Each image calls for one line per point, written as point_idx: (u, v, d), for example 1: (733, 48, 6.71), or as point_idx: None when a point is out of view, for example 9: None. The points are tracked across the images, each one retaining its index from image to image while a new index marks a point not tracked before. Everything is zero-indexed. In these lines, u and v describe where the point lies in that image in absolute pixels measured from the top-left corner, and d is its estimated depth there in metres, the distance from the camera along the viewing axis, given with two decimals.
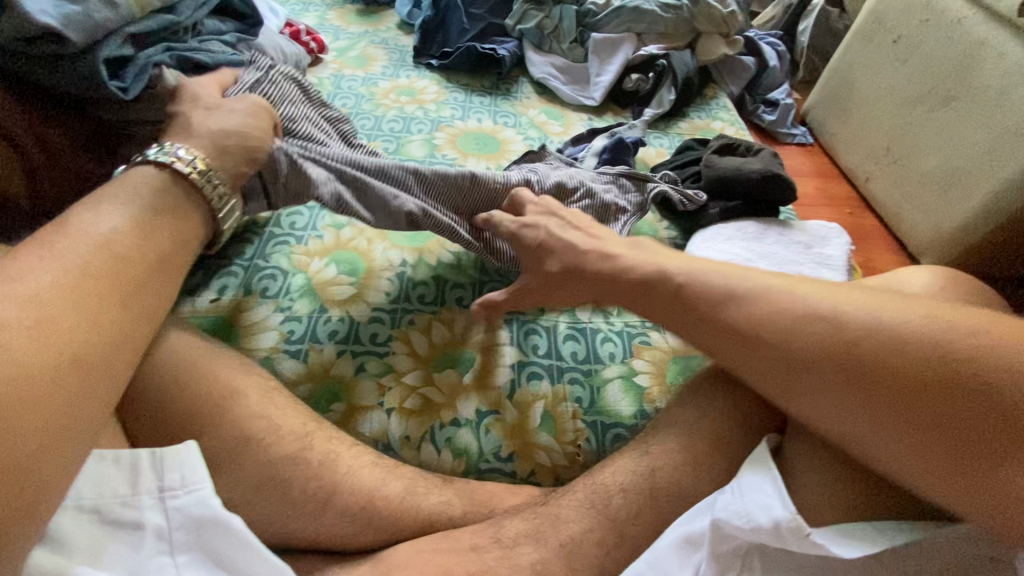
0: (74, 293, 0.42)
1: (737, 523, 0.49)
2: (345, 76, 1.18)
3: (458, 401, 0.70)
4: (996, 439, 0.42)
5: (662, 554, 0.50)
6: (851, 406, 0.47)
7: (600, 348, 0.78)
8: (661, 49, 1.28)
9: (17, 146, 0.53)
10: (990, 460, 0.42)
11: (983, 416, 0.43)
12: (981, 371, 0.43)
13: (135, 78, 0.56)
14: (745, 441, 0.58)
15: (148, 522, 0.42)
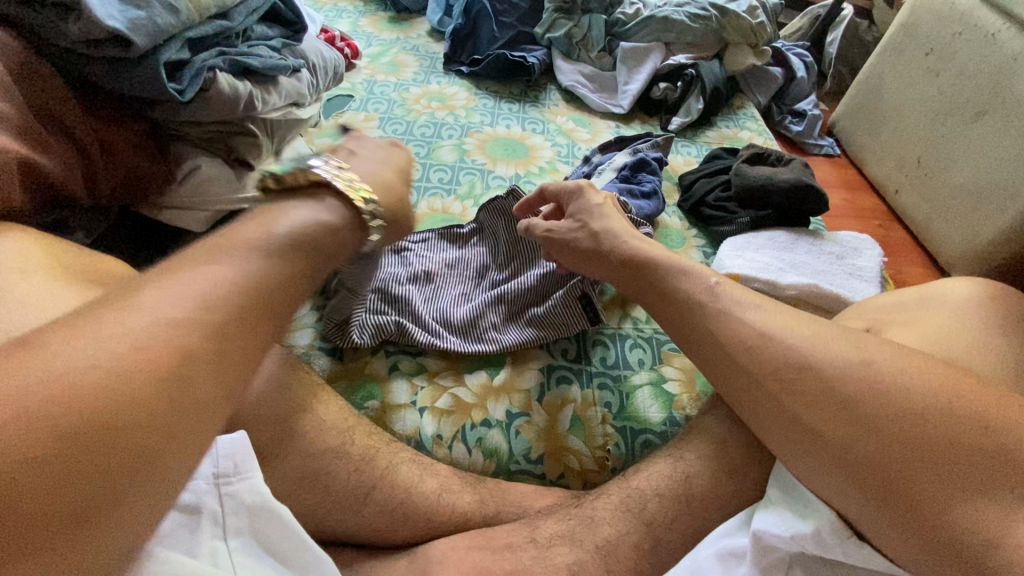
0: (206, 318, 0.37)
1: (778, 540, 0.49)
2: (377, 81, 1.21)
3: (489, 402, 0.71)
4: (946, 481, 0.44)
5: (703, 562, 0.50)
6: (802, 436, 0.51)
7: (629, 354, 0.78)
8: (689, 58, 1.29)
9: (81, 146, 0.55)
10: (929, 497, 0.44)
11: (919, 453, 0.45)
12: (905, 407, 0.47)
13: (190, 80, 0.59)
14: None
15: (204, 505, 0.43)
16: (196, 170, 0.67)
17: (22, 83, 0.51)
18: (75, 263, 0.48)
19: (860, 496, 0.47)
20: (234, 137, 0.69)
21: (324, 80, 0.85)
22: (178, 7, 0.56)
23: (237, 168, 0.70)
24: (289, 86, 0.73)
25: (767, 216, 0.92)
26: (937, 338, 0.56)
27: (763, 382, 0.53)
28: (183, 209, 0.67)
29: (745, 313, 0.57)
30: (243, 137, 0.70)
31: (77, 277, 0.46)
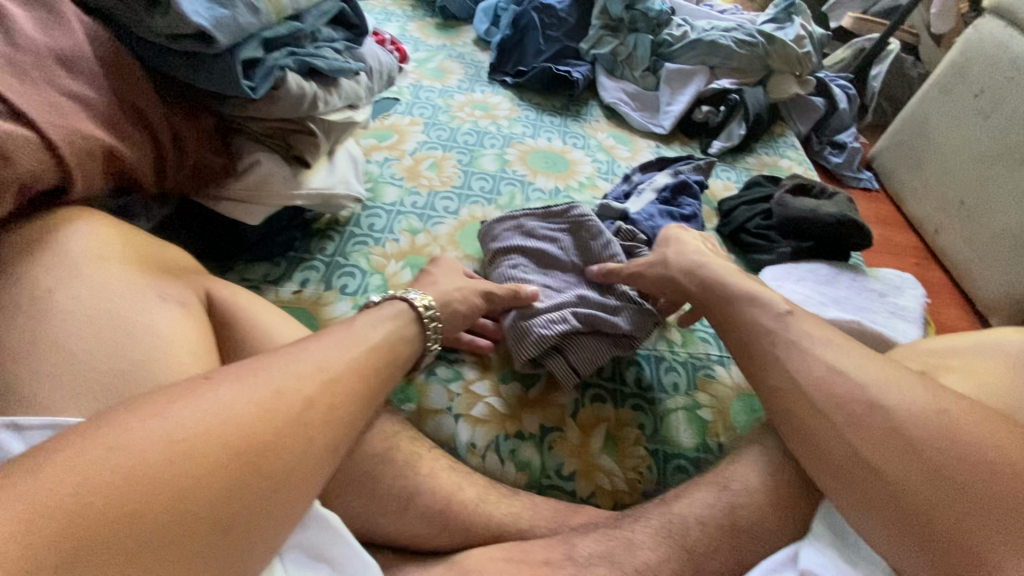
0: (324, 393, 0.46)
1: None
2: (423, 86, 1.22)
3: (523, 414, 0.71)
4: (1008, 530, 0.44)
5: None
6: (847, 470, 0.51)
7: (664, 377, 0.78)
8: (734, 84, 1.29)
9: (155, 135, 0.56)
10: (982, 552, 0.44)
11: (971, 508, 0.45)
12: (966, 456, 0.47)
13: (262, 78, 0.60)
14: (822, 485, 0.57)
15: None
16: (256, 164, 0.68)
17: (109, 75, 0.52)
18: (148, 253, 0.50)
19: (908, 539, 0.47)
20: (294, 135, 0.70)
21: (378, 83, 0.87)
22: (260, 8, 0.57)
23: (294, 165, 0.72)
24: (349, 88, 0.75)
25: (808, 248, 0.92)
26: (993, 386, 0.56)
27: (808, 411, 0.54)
28: (240, 202, 0.68)
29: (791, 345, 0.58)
30: (303, 135, 0.71)
31: (150, 267, 0.48)
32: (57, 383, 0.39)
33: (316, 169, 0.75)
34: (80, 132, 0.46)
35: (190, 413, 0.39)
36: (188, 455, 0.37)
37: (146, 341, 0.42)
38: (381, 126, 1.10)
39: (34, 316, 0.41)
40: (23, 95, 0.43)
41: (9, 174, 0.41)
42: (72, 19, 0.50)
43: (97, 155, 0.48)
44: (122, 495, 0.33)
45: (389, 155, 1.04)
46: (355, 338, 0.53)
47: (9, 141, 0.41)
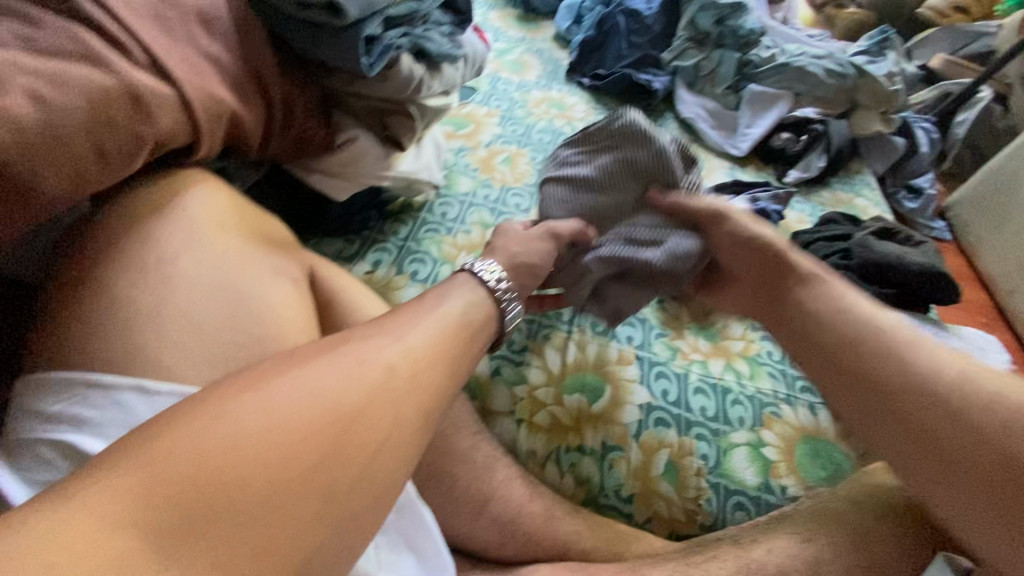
0: (418, 371, 0.45)
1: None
2: (501, 78, 1.20)
3: (585, 428, 0.69)
4: None
5: None
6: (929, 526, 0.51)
7: (730, 409, 0.76)
8: (818, 114, 1.25)
9: (269, 104, 0.55)
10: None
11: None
12: None
13: (378, 55, 0.58)
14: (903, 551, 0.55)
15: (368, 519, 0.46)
16: (352, 141, 0.67)
17: (239, 39, 0.53)
18: (256, 226, 0.54)
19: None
20: (393, 116, 0.69)
21: (471, 72, 0.85)
22: None
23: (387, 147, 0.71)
24: (449, 75, 0.73)
25: (889, 295, 0.89)
26: None
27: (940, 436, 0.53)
28: (331, 177, 0.68)
29: None
30: (401, 118, 0.70)
31: (257, 238, 0.52)
32: (182, 350, 0.43)
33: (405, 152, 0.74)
34: (212, 95, 0.49)
35: (294, 380, 0.41)
36: (289, 430, 0.38)
37: (257, 308, 0.48)
38: (458, 114, 1.09)
39: (159, 280, 0.45)
40: (167, 52, 0.46)
41: (149, 131, 0.44)
42: None
43: (222, 118, 0.50)
44: (230, 472, 0.35)
45: (464, 145, 1.02)
46: (434, 312, 0.51)
47: (153, 98, 0.44)
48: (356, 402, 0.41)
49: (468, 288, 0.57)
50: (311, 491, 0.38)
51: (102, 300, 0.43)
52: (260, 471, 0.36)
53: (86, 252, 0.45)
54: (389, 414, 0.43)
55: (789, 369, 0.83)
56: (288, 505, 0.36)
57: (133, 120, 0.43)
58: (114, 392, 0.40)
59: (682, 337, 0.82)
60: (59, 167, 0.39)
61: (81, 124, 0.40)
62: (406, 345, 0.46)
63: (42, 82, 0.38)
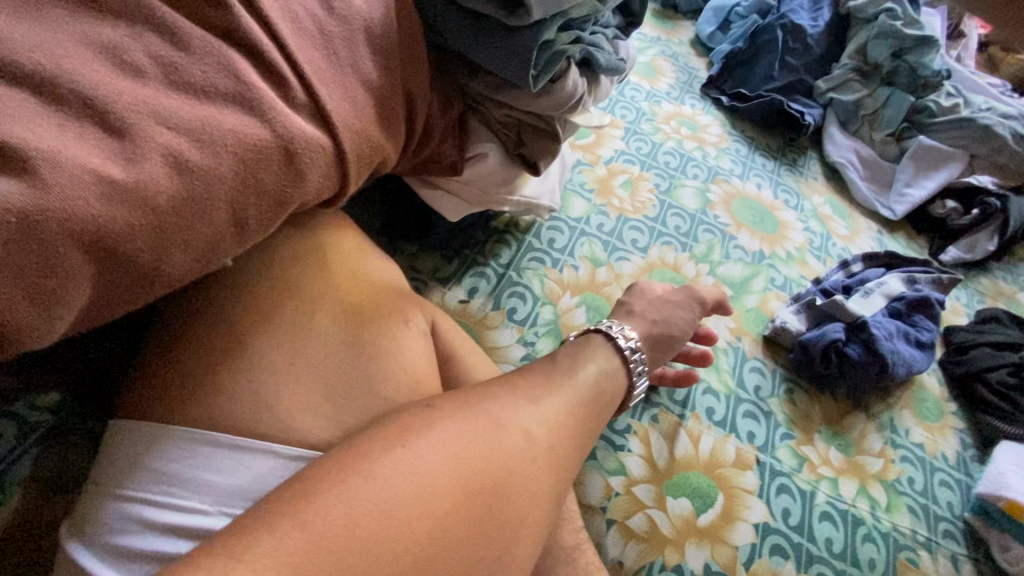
0: (558, 447, 0.43)
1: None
2: (629, 83, 1.06)
3: (688, 544, 0.58)
4: None
5: None
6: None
7: (860, 548, 0.63)
8: (995, 185, 1.04)
9: (411, 119, 0.45)
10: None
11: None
12: None
13: (545, 66, 0.47)
14: None
15: None
16: (482, 158, 0.56)
17: (401, 53, 0.42)
18: (382, 270, 0.46)
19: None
20: (534, 132, 0.57)
21: None
22: None
23: (518, 167, 0.58)
24: (608, 89, 0.60)
25: None
26: None
27: None
28: (450, 195, 0.57)
29: None
30: (543, 136, 0.57)
31: (391, 274, 0.47)
32: (315, 408, 0.38)
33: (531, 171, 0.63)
34: (367, 138, 0.39)
35: (446, 447, 0.37)
36: (437, 504, 0.35)
37: (390, 366, 0.41)
38: None
39: (295, 329, 0.39)
40: (328, 84, 0.36)
41: (298, 194, 0.35)
42: None
43: (372, 162, 0.40)
44: (378, 545, 0.32)
45: (583, 158, 0.90)
46: (569, 375, 0.49)
47: (307, 153, 0.34)
48: (502, 474, 0.39)
49: (597, 346, 0.54)
50: (445, 572, 0.34)
51: (240, 356, 0.37)
52: (403, 547, 0.33)
53: (218, 286, 0.39)
54: (532, 489, 0.40)
55: (933, 506, 0.69)
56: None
57: (282, 182, 0.34)
58: (243, 451, 0.35)
59: (811, 444, 0.69)
60: (192, 245, 0.31)
61: (227, 193, 0.31)
62: (544, 413, 0.44)
63: (186, 139, 0.30)
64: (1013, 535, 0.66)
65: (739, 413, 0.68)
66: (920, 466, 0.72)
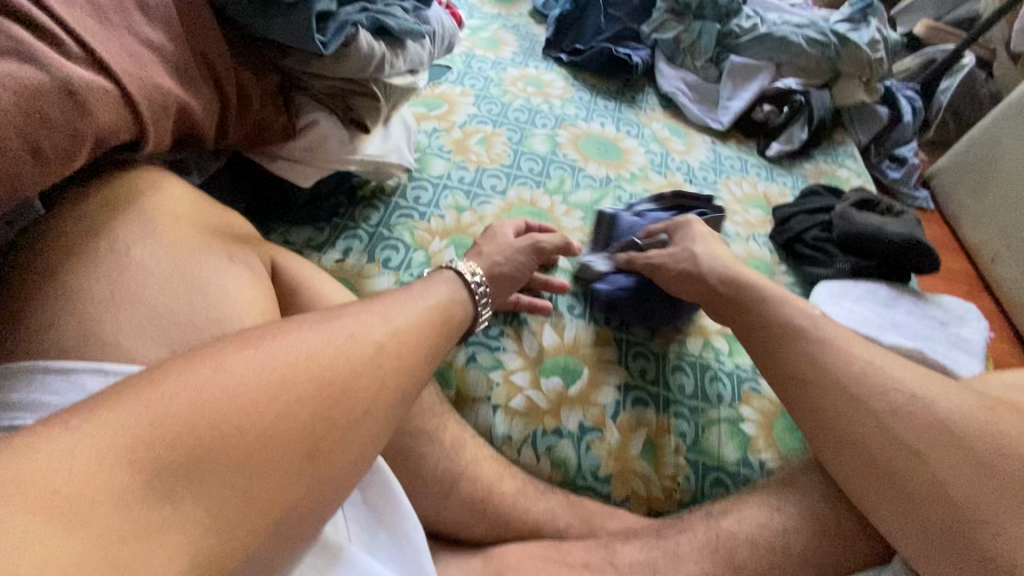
0: (405, 348, 0.44)
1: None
2: (475, 56, 1.17)
3: (563, 410, 0.69)
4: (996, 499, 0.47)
5: None
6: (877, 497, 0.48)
7: (710, 387, 0.75)
8: (799, 85, 1.23)
9: (220, 86, 0.52)
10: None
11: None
12: None
13: (333, 33, 0.56)
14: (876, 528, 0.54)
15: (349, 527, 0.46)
16: (314, 125, 0.65)
17: (185, 23, 0.49)
18: (212, 217, 0.51)
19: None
20: (355, 97, 0.67)
21: (438, 49, 0.82)
22: None
23: (352, 129, 0.69)
24: (414, 52, 0.70)
25: (868, 266, 0.88)
26: None
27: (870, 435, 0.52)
28: (295, 163, 0.66)
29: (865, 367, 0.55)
30: (364, 99, 0.68)
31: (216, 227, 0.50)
32: (140, 332, 0.40)
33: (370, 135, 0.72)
34: (155, 86, 0.44)
35: (276, 349, 0.38)
36: (273, 390, 0.36)
37: (212, 296, 0.44)
38: (431, 95, 1.06)
39: (114, 265, 0.42)
40: (102, 40, 0.40)
41: (88, 127, 0.39)
42: None
43: (170, 110, 0.46)
44: (233, 417, 0.34)
45: (438, 126, 1.00)
46: (422, 297, 0.52)
47: (89, 93, 0.38)
48: (345, 372, 0.40)
49: (445, 276, 0.58)
50: (297, 442, 0.36)
51: (57, 293, 0.40)
52: (247, 422, 0.34)
53: (37, 245, 0.42)
54: (375, 387, 0.41)
55: None
56: (261, 467, 0.34)
57: (68, 116, 0.38)
58: (72, 373, 0.36)
59: None
60: None
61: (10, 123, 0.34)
62: (397, 326, 0.46)
63: None
64: None
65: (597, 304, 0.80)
66: None
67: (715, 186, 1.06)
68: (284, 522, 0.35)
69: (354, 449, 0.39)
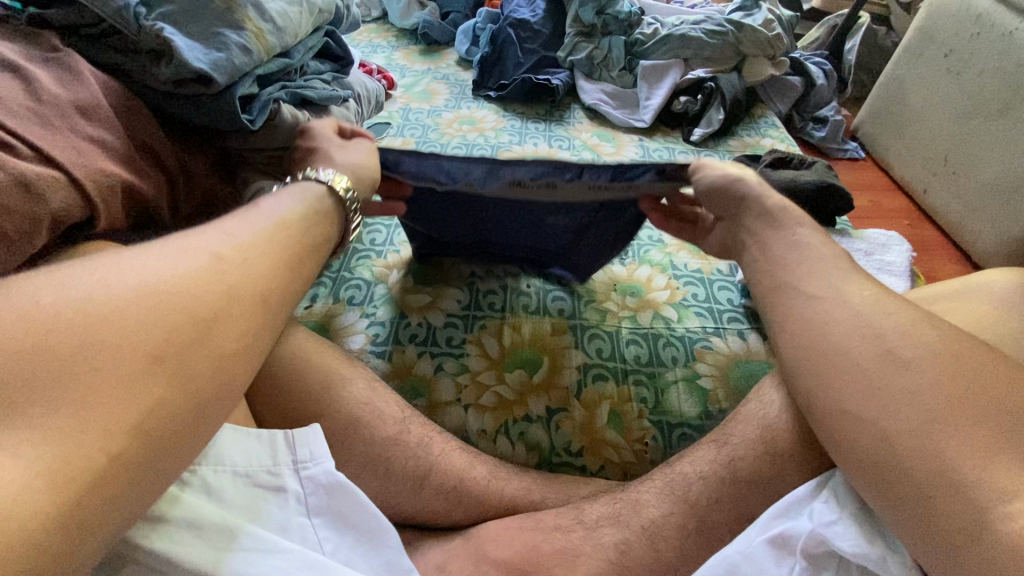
0: (247, 256, 0.49)
1: (835, 540, 0.49)
2: (412, 109, 1.29)
3: (529, 398, 0.74)
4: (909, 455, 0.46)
5: (755, 547, 0.51)
6: None
7: (663, 352, 0.81)
8: (708, 72, 1.33)
9: (164, 166, 0.63)
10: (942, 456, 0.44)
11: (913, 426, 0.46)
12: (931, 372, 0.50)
13: (259, 111, 0.67)
14: (814, 447, 0.58)
15: (290, 487, 0.51)
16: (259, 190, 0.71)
17: (123, 119, 0.59)
18: None
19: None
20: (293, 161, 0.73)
21: (368, 108, 0.92)
22: (251, 48, 0.64)
23: None
24: (340, 114, 0.80)
25: None
26: (971, 327, 0.60)
27: None
28: None
29: (772, 297, 0.60)
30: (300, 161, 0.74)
31: None
32: None
33: None
34: (101, 170, 0.53)
35: (109, 278, 0.41)
36: (108, 309, 0.39)
37: None
38: None
39: None
40: (51, 142, 0.51)
41: (44, 210, 0.48)
42: (87, 75, 0.57)
43: (117, 189, 0.55)
44: (76, 334, 0.37)
45: None
46: (269, 212, 0.54)
47: (41, 181, 0.48)
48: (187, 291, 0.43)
49: (307, 188, 0.59)
50: (142, 353, 0.39)
51: None
52: (74, 350, 0.36)
53: None
54: (223, 298, 0.45)
55: (716, 305, 0.88)
56: (109, 378, 0.37)
57: (26, 204, 0.47)
58: None
59: (610, 300, 0.88)
60: None
61: None
62: (240, 243, 0.49)
63: None
64: None
65: (549, 300, 0.87)
66: (702, 283, 0.91)
67: None
68: (151, 431, 0.38)
69: (209, 352, 0.43)
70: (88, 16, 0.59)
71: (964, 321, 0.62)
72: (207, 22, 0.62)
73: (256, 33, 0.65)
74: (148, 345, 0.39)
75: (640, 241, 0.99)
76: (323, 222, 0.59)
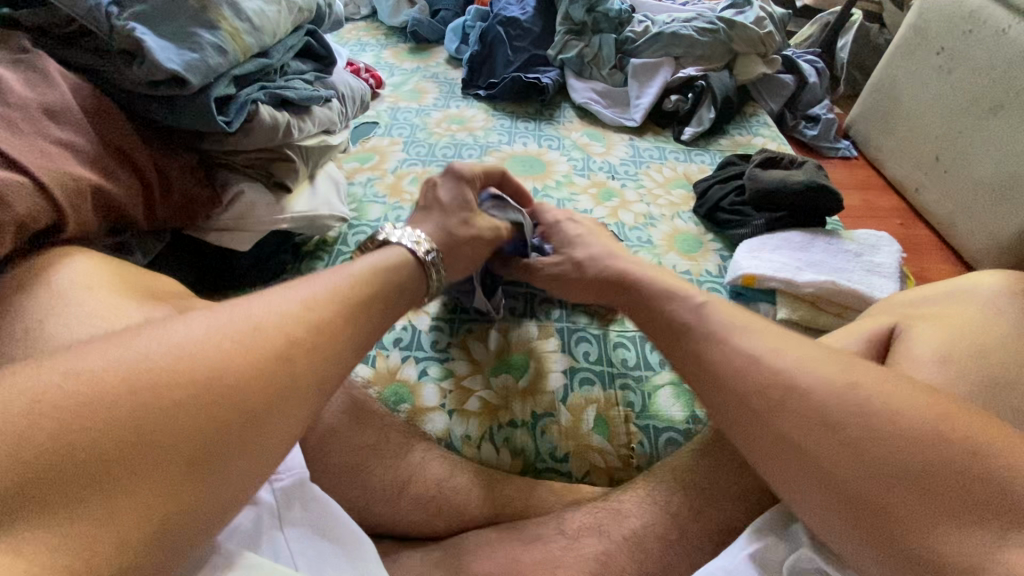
0: (321, 328, 0.46)
1: (844, 573, 0.46)
2: (400, 109, 1.27)
3: (514, 403, 0.73)
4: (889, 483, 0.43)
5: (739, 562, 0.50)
6: (780, 445, 0.49)
7: (650, 355, 0.80)
8: (699, 71, 1.32)
9: (139, 169, 0.61)
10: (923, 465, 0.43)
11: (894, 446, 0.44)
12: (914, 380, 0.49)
13: (236, 112, 0.66)
14: None
15: (263, 499, 0.49)
16: (239, 196, 0.73)
17: (95, 122, 0.58)
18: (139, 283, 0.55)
19: (855, 469, 0.45)
20: (274, 163, 0.75)
21: (352, 108, 0.91)
22: (226, 48, 0.63)
23: (278, 192, 0.77)
24: (322, 115, 0.79)
25: (781, 219, 0.94)
26: (958, 331, 0.60)
27: (777, 405, 0.50)
28: (227, 230, 0.73)
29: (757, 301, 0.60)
30: (283, 163, 0.76)
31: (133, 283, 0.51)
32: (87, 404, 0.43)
33: (298, 194, 0.79)
34: (69, 175, 0.52)
35: (170, 338, 0.39)
36: (155, 378, 0.36)
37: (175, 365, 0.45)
38: (362, 150, 1.15)
39: (24, 342, 0.44)
40: (16, 147, 0.50)
41: (9, 217, 0.47)
42: (57, 78, 0.56)
43: (86, 195, 0.54)
44: (121, 405, 0.34)
45: (372, 176, 1.08)
46: (348, 272, 0.53)
47: (4, 188, 0.47)
48: (245, 368, 0.40)
49: (386, 254, 0.59)
50: (185, 443, 0.35)
51: None
52: (119, 425, 0.34)
53: None
54: (284, 382, 0.41)
55: None
56: (147, 462, 0.34)
57: None
58: None
59: (598, 302, 0.87)
60: None
61: None
62: (310, 305, 0.47)
63: None
64: (758, 299, 0.85)
65: (536, 303, 0.86)
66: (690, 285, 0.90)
67: (636, 176, 1.13)
68: (169, 529, 0.34)
69: (254, 445, 0.39)
70: (57, 17, 0.58)
71: (951, 325, 0.61)
72: (181, 21, 0.60)
73: (231, 32, 0.63)
74: (201, 428, 0.36)
75: (627, 241, 0.97)
76: (406, 292, 0.59)
